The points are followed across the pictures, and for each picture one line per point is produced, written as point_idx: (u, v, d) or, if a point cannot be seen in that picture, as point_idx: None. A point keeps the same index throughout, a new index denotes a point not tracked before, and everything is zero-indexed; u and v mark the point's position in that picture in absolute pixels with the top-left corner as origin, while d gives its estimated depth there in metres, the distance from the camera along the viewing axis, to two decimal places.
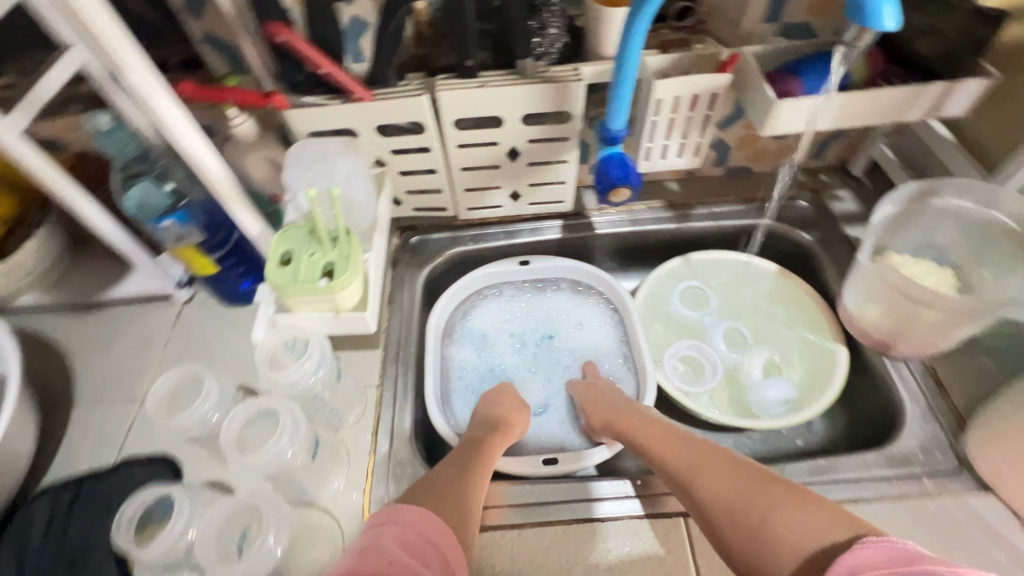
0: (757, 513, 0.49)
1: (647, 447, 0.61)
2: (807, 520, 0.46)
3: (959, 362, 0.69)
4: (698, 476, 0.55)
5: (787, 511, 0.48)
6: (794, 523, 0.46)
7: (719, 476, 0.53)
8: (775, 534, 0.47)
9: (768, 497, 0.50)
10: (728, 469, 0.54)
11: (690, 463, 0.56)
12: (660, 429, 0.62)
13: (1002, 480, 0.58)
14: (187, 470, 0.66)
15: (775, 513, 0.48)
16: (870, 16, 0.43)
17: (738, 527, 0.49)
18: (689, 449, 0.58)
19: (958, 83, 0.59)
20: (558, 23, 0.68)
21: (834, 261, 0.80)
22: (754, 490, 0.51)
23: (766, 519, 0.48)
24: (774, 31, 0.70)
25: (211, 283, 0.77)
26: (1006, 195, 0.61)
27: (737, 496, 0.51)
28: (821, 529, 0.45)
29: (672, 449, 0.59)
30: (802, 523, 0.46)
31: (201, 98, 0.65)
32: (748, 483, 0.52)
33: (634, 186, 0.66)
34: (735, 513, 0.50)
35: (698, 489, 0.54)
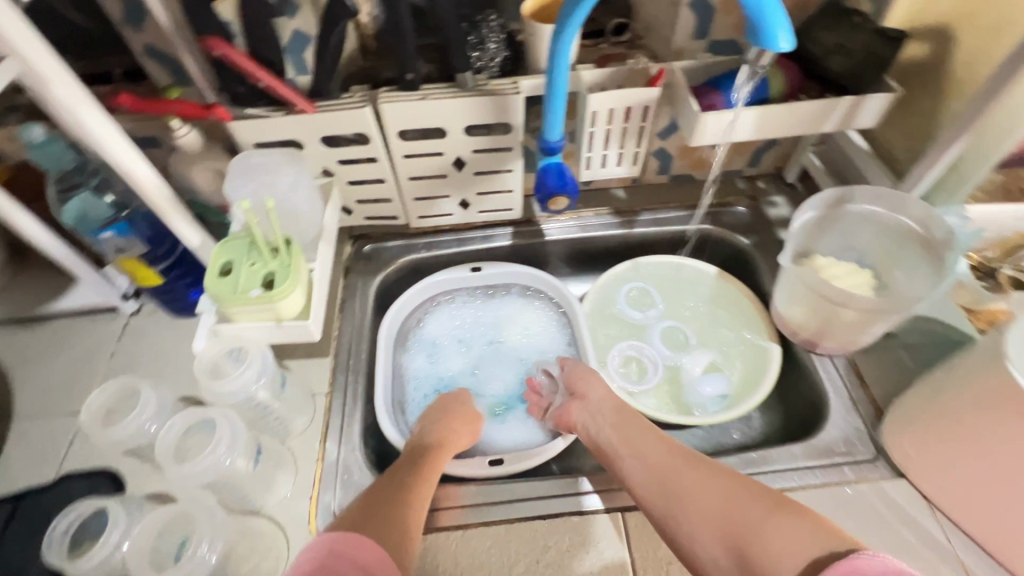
0: (744, 518, 0.52)
1: (630, 450, 0.63)
2: (795, 526, 0.49)
3: (879, 357, 0.73)
4: (684, 483, 0.57)
5: (774, 517, 0.50)
6: (783, 527, 0.49)
7: (705, 482, 0.56)
8: (762, 539, 0.49)
9: (756, 504, 0.52)
10: (713, 475, 0.56)
11: (675, 469, 0.59)
12: (644, 434, 0.64)
13: (912, 465, 0.63)
14: (130, 483, 0.65)
15: (763, 519, 0.51)
16: (766, 37, 0.47)
17: (727, 533, 0.51)
18: (674, 456, 0.60)
19: (865, 98, 0.64)
20: (496, 38, 0.71)
21: (768, 264, 0.85)
22: (740, 498, 0.53)
23: (753, 524, 0.51)
24: (703, 47, 0.73)
25: (157, 294, 0.77)
26: (911, 201, 0.66)
27: (724, 501, 0.54)
28: (806, 533, 0.48)
29: (658, 454, 0.61)
30: (789, 528, 0.49)
31: (141, 110, 0.65)
32: (734, 491, 0.54)
33: (571, 195, 0.69)
34: (723, 523, 0.52)
35: (684, 493, 0.56)
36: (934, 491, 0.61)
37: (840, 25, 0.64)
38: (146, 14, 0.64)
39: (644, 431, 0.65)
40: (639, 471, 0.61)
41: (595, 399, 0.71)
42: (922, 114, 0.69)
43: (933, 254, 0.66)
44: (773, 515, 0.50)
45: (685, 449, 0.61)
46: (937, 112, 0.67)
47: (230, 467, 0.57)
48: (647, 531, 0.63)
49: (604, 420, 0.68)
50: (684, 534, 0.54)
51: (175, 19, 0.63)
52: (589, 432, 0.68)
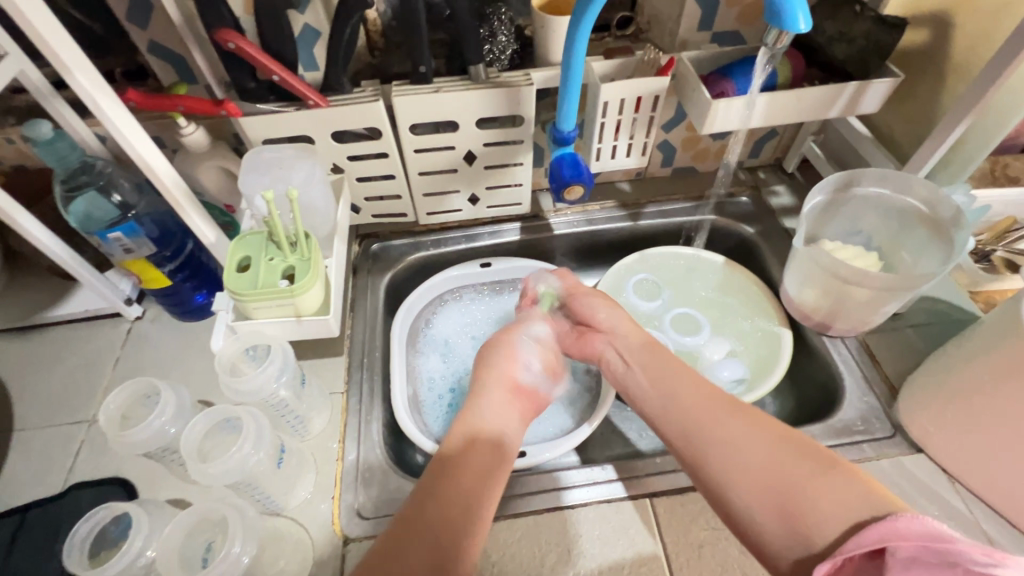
0: (791, 472, 0.49)
1: (666, 393, 0.61)
2: (845, 485, 0.47)
3: (889, 337, 0.75)
4: (725, 430, 0.54)
5: (826, 475, 0.48)
6: (830, 485, 0.47)
7: (745, 430, 0.54)
8: (806, 494, 0.47)
9: (801, 459, 0.50)
10: (755, 425, 0.54)
11: (718, 417, 0.56)
12: (679, 378, 0.62)
13: (929, 439, 0.64)
14: (144, 489, 0.63)
15: (812, 476, 0.48)
16: (786, 18, 0.48)
17: (773, 484, 0.49)
18: (712, 400, 0.58)
19: (869, 83, 0.66)
20: (507, 32, 0.72)
21: (774, 251, 0.86)
22: (783, 451, 0.51)
23: (797, 479, 0.49)
24: (707, 39, 0.75)
25: (163, 296, 0.75)
26: (918, 181, 0.67)
27: (767, 452, 0.51)
28: (853, 495, 0.46)
29: (696, 400, 0.59)
30: (840, 487, 0.47)
31: (148, 106, 0.63)
32: (779, 444, 0.52)
33: (587, 183, 0.69)
34: (770, 470, 0.50)
35: (726, 442, 0.53)
36: (953, 463, 0.63)
37: (841, 14, 0.66)
38: (153, 10, 0.63)
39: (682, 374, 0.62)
40: (679, 411, 0.59)
41: (622, 338, 0.70)
42: (923, 98, 0.71)
43: (939, 234, 0.68)
44: (820, 472, 0.49)
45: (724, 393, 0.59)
46: (937, 96, 0.69)
47: (255, 465, 0.56)
48: (675, 516, 0.63)
49: (637, 364, 0.66)
50: (721, 481, 0.52)
51: (185, 14, 0.62)
52: (620, 363, 0.68)
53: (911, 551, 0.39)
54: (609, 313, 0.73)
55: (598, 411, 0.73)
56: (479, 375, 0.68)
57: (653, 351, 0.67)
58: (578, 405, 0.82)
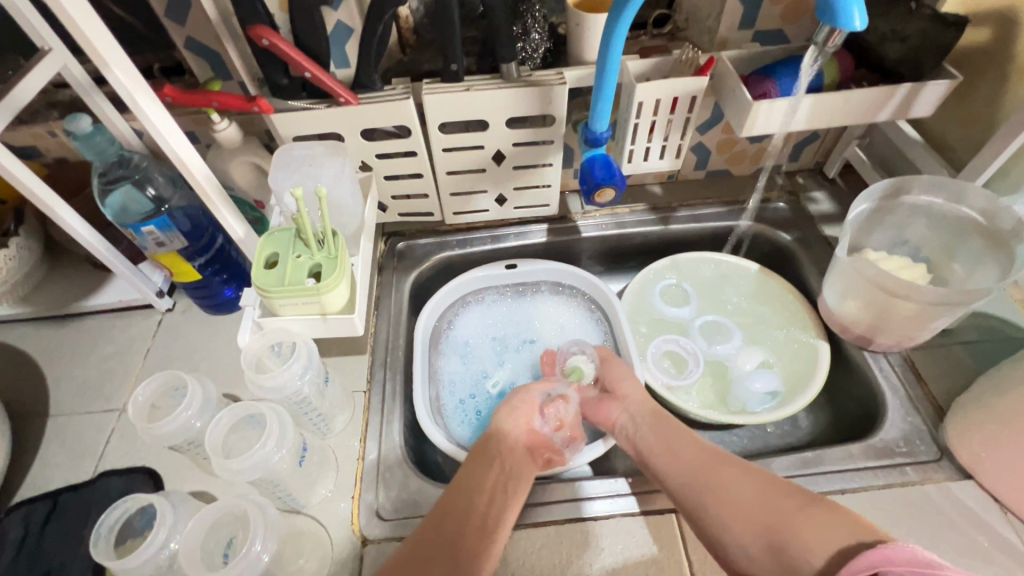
0: (779, 516, 0.51)
1: (658, 441, 0.63)
2: (826, 520, 0.49)
3: (936, 354, 0.71)
4: (714, 477, 0.57)
5: (809, 514, 0.50)
6: (815, 519, 0.49)
7: (736, 476, 0.56)
8: (791, 530, 0.50)
9: (786, 495, 0.53)
10: (743, 470, 0.57)
11: (706, 470, 0.58)
12: (673, 429, 0.64)
13: (980, 466, 0.60)
14: (170, 480, 0.64)
15: (796, 517, 0.51)
16: (840, 16, 0.45)
17: (761, 530, 0.51)
18: (704, 457, 0.60)
19: (923, 85, 0.62)
20: (541, 29, 0.70)
21: (813, 259, 0.82)
22: (769, 494, 0.54)
23: (783, 517, 0.51)
24: (749, 37, 0.72)
25: (192, 289, 0.76)
26: (974, 190, 0.63)
27: (757, 494, 0.54)
28: (838, 529, 0.48)
29: (687, 450, 0.61)
30: (823, 525, 0.49)
31: (184, 101, 0.64)
32: (765, 487, 0.54)
33: (619, 186, 0.67)
34: (756, 517, 0.52)
35: (718, 489, 0.56)
36: (1006, 493, 0.58)
37: (894, 12, 0.62)
38: (191, 6, 0.63)
39: (675, 429, 0.64)
40: (670, 468, 0.60)
41: (637, 405, 0.68)
42: (981, 102, 0.67)
43: (996, 246, 0.64)
44: (802, 507, 0.51)
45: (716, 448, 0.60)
46: (998, 100, 0.65)
47: (277, 462, 0.56)
48: None
49: (644, 422, 0.66)
50: (716, 526, 0.54)
51: (221, 10, 0.62)
52: (631, 430, 0.66)
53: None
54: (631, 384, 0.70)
55: None
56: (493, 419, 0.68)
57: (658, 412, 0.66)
58: None
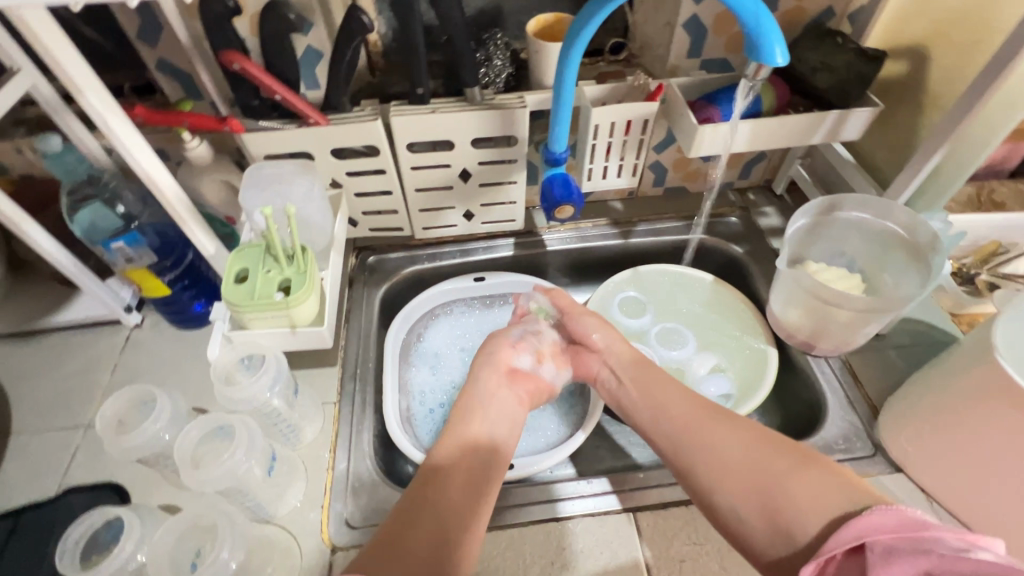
0: (771, 471, 0.50)
1: (658, 410, 0.64)
2: (820, 478, 0.48)
3: (871, 358, 0.76)
4: (712, 439, 0.56)
5: (802, 471, 0.49)
6: (810, 482, 0.48)
7: (735, 435, 0.55)
8: (784, 491, 0.48)
9: (786, 458, 0.51)
10: (742, 429, 0.56)
11: (700, 423, 0.59)
12: (672, 393, 0.65)
13: (908, 459, 0.65)
14: (137, 494, 0.64)
15: (788, 473, 0.50)
16: (764, 54, 0.51)
17: (755, 488, 0.50)
18: (700, 412, 0.60)
19: (850, 112, 0.68)
20: (502, 55, 0.75)
21: (761, 270, 0.88)
22: (765, 452, 0.53)
23: (777, 479, 0.50)
24: (697, 65, 0.77)
25: (160, 303, 0.77)
26: (897, 208, 0.70)
27: (753, 454, 0.53)
28: (833, 488, 0.46)
29: (688, 414, 0.61)
30: (816, 480, 0.48)
31: (156, 121, 0.66)
32: (759, 442, 0.54)
33: (577, 204, 0.71)
34: (750, 469, 0.52)
35: (714, 450, 0.55)
36: (930, 483, 0.64)
37: (824, 45, 0.68)
38: (163, 29, 0.65)
39: (665, 383, 0.66)
40: (664, 423, 0.62)
41: (614, 356, 0.73)
42: (902, 127, 0.74)
43: (918, 258, 0.70)
44: (800, 470, 0.49)
45: (714, 404, 0.61)
46: (916, 125, 0.72)
47: (246, 472, 0.57)
48: (658, 531, 0.64)
49: (626, 380, 0.69)
50: (707, 482, 0.54)
51: (192, 35, 0.65)
52: (624, 395, 0.69)
53: (889, 544, 0.38)
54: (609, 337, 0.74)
55: (587, 423, 0.75)
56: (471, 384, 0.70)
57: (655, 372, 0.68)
58: (566, 417, 0.83)
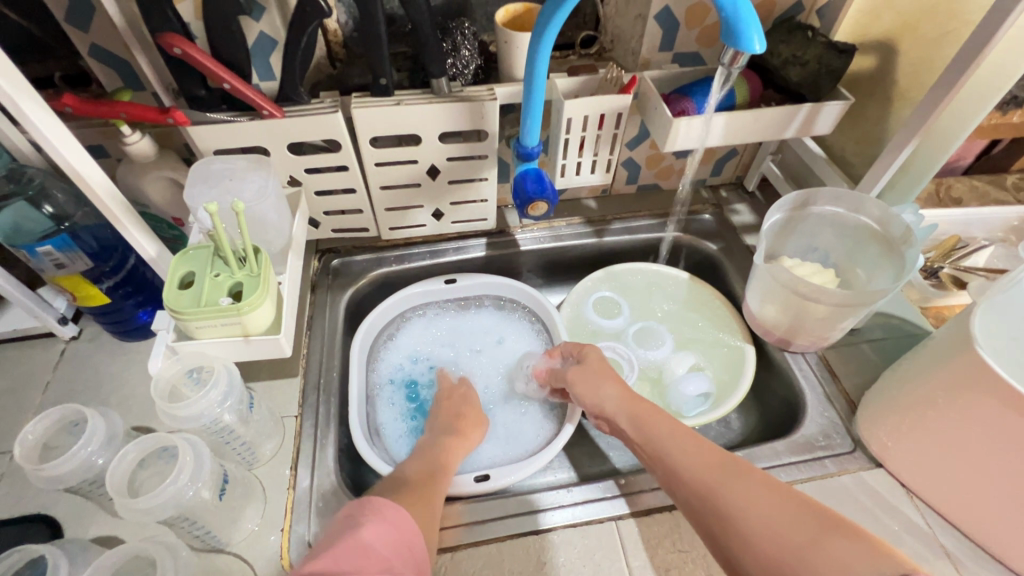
0: (792, 540, 0.43)
1: (661, 455, 0.56)
2: (847, 548, 0.40)
3: (846, 352, 0.76)
4: (724, 492, 0.48)
5: (827, 540, 0.42)
6: (835, 551, 0.41)
7: (750, 490, 0.48)
8: (807, 564, 0.41)
9: (807, 522, 0.44)
10: (758, 485, 0.48)
11: (711, 474, 0.51)
12: (675, 437, 0.56)
13: (887, 453, 0.64)
14: (71, 527, 0.58)
15: (811, 542, 0.42)
16: (741, 40, 0.49)
17: (773, 555, 0.43)
18: (710, 461, 0.52)
19: (822, 105, 0.68)
20: (470, 46, 0.71)
21: (736, 267, 0.87)
22: (785, 513, 0.45)
23: (800, 547, 0.42)
24: (669, 59, 0.76)
25: (102, 315, 0.70)
26: (869, 201, 0.70)
27: (772, 514, 0.45)
28: (861, 559, 0.39)
29: (694, 459, 0.53)
30: (844, 550, 0.40)
31: (85, 112, 0.59)
32: (775, 500, 0.46)
33: (551, 200, 0.68)
34: (769, 535, 0.44)
35: (726, 504, 0.48)
36: (910, 478, 0.63)
37: (795, 39, 0.68)
38: (95, 11, 0.59)
39: (666, 424, 0.58)
40: (671, 475, 0.54)
41: (610, 403, 0.65)
42: (872, 121, 0.74)
43: (890, 251, 0.70)
44: (824, 537, 0.42)
45: (723, 453, 0.53)
46: (885, 120, 0.72)
47: (192, 498, 0.51)
48: (641, 538, 0.61)
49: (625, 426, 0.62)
50: (725, 549, 0.47)
51: (127, 17, 0.59)
52: (626, 439, 0.62)
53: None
54: (600, 381, 0.67)
55: (564, 431, 0.71)
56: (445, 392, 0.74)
57: (657, 414, 0.60)
58: (543, 421, 0.79)
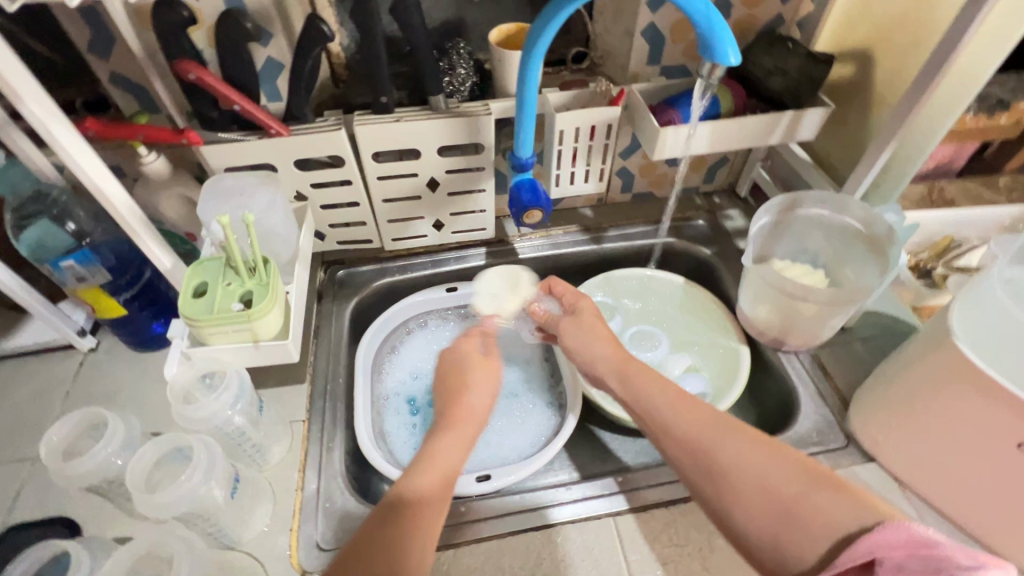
0: (782, 492, 0.46)
1: (653, 413, 0.58)
2: (831, 498, 0.45)
3: (839, 351, 0.78)
4: (717, 450, 0.51)
5: (814, 493, 0.45)
6: (821, 501, 0.45)
7: (739, 446, 0.50)
8: (795, 515, 0.45)
9: (794, 475, 0.47)
10: (746, 440, 0.51)
11: (701, 432, 0.53)
12: (666, 396, 0.59)
13: (879, 447, 0.66)
14: (90, 527, 0.60)
15: (799, 494, 0.46)
16: (718, 54, 0.52)
17: (764, 507, 0.47)
18: (701, 418, 0.54)
19: (804, 112, 0.71)
20: (466, 64, 0.75)
21: (730, 270, 0.89)
22: (773, 466, 0.48)
23: (788, 498, 0.46)
24: (657, 72, 0.79)
25: (119, 327, 0.74)
26: (853, 203, 0.72)
27: (763, 467, 0.48)
28: (846, 511, 0.43)
29: (686, 417, 0.55)
30: (830, 500, 0.44)
31: (107, 134, 0.64)
32: (764, 454, 0.49)
33: (545, 208, 0.72)
34: (759, 488, 0.47)
35: (719, 460, 0.50)
36: (903, 471, 0.64)
37: (777, 49, 0.71)
38: (116, 42, 0.64)
39: (654, 382, 0.61)
40: (662, 431, 0.56)
41: (601, 360, 0.67)
42: (854, 126, 0.77)
43: (876, 251, 0.72)
44: (811, 488, 0.46)
45: (710, 409, 0.55)
46: (866, 125, 0.74)
47: (206, 495, 0.54)
48: (638, 534, 0.63)
49: (615, 383, 0.65)
50: (714, 502, 0.50)
51: (146, 46, 0.63)
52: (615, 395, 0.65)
53: (899, 560, 0.36)
54: (592, 338, 0.70)
55: (564, 430, 0.73)
56: (447, 378, 0.69)
57: (646, 371, 0.63)
58: (541, 425, 0.81)
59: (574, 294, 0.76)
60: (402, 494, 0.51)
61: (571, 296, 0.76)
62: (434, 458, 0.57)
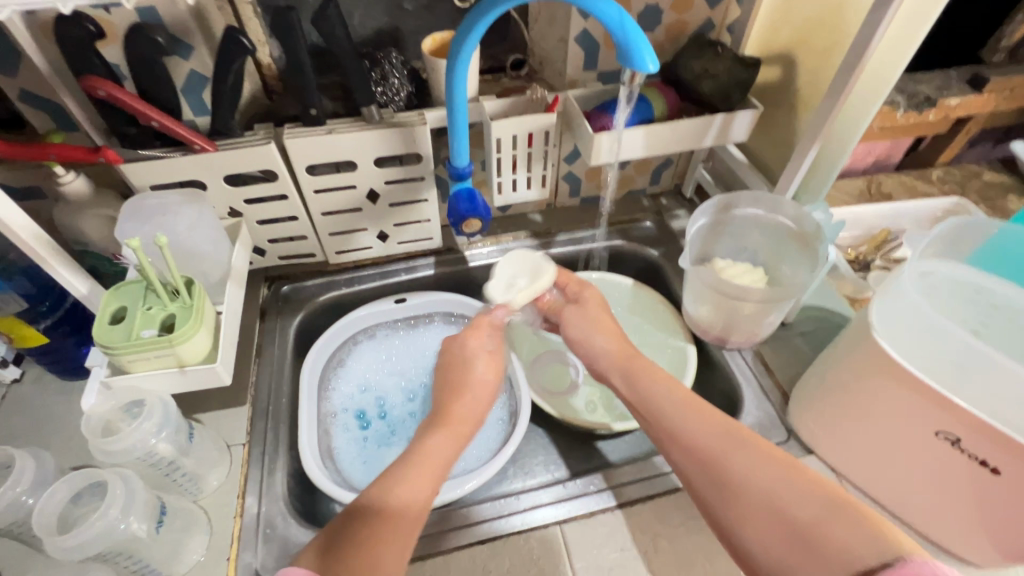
0: (799, 514, 0.45)
1: (661, 418, 0.57)
2: (847, 526, 0.43)
3: (780, 346, 0.80)
4: (729, 464, 0.50)
5: (831, 519, 0.44)
6: (839, 529, 0.43)
7: (753, 461, 0.50)
8: (808, 540, 0.44)
9: (810, 498, 0.46)
10: (762, 456, 0.50)
11: (712, 443, 0.52)
12: (678, 402, 0.58)
13: (817, 440, 0.67)
14: (9, 571, 0.57)
15: (815, 518, 0.44)
16: (636, 61, 0.52)
17: (777, 530, 0.45)
18: (714, 428, 0.54)
19: (734, 115, 0.72)
20: (399, 74, 0.73)
21: (676, 271, 0.91)
22: (789, 487, 0.47)
23: (804, 522, 0.45)
24: (594, 77, 0.80)
25: (42, 356, 0.70)
26: (784, 202, 0.74)
27: (777, 487, 0.47)
28: (862, 539, 0.42)
29: (698, 426, 0.54)
30: (848, 528, 0.43)
31: (14, 155, 0.60)
32: (780, 473, 0.48)
33: (483, 217, 0.72)
34: (773, 509, 0.46)
35: (730, 475, 0.50)
36: (839, 462, 0.66)
37: (705, 54, 0.72)
38: (22, 58, 0.61)
39: (661, 386, 0.60)
40: (670, 438, 0.56)
41: (603, 356, 0.68)
42: (783, 127, 0.79)
43: (807, 247, 0.75)
44: (828, 513, 0.44)
45: (725, 419, 0.54)
46: (793, 126, 0.76)
47: (123, 532, 0.52)
48: (584, 541, 0.62)
49: (618, 380, 0.65)
50: (723, 518, 0.49)
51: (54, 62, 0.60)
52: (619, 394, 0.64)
53: None
54: (594, 330, 0.70)
55: (512, 438, 0.73)
56: (450, 370, 0.67)
57: (651, 366, 0.63)
58: (493, 434, 0.80)
59: (579, 283, 0.76)
60: (380, 500, 0.49)
61: (576, 285, 0.76)
62: (426, 454, 0.55)
